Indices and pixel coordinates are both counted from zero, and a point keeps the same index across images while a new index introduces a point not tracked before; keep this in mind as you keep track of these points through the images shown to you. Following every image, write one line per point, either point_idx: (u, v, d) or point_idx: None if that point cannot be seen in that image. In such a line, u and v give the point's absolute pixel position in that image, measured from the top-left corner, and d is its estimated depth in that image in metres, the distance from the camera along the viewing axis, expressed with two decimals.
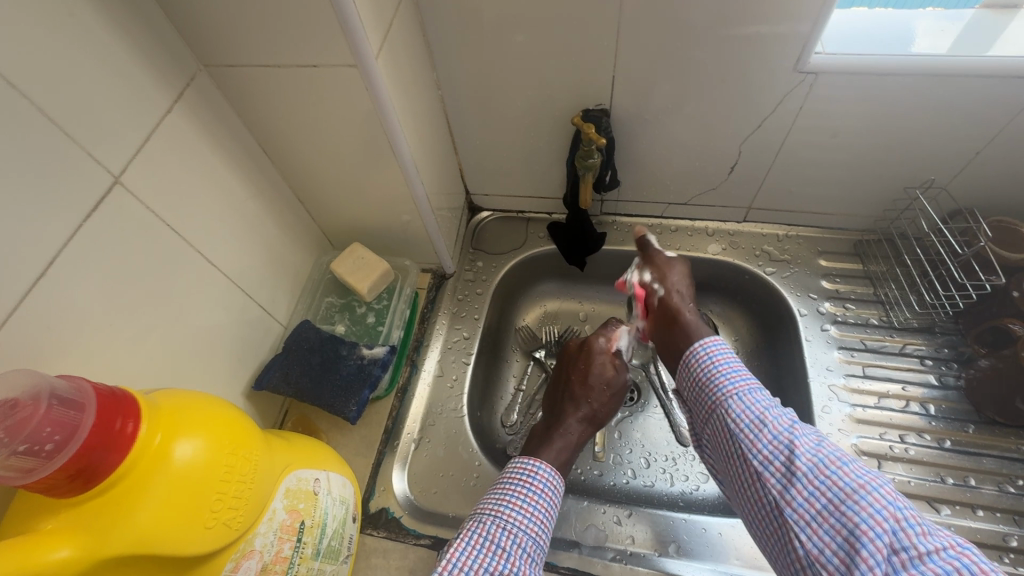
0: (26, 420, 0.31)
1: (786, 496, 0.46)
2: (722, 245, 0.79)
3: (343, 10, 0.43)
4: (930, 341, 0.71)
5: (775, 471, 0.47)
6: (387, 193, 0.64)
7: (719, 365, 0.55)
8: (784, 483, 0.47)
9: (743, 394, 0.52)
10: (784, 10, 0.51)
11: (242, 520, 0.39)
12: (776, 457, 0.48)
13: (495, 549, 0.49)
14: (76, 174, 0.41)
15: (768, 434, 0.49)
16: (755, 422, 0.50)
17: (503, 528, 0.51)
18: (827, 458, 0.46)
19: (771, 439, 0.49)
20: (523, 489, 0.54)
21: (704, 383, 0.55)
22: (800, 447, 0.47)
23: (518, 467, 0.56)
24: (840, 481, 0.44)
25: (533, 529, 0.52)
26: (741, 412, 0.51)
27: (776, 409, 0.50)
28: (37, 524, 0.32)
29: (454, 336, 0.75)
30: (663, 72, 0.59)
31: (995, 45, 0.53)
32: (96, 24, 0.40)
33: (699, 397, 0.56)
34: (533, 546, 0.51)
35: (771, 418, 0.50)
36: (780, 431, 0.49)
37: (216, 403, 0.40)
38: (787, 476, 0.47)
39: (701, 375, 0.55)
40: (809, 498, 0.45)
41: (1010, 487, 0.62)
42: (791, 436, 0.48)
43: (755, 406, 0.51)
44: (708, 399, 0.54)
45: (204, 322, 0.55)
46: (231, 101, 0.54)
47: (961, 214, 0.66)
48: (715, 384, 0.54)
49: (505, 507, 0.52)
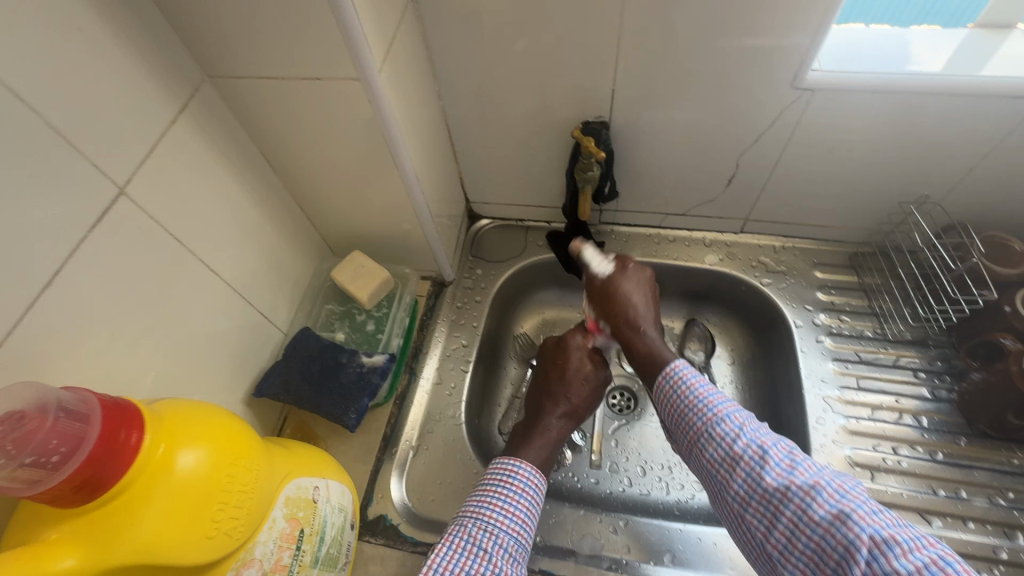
0: (34, 431, 0.31)
1: (771, 539, 0.47)
2: (719, 255, 0.79)
3: (348, 25, 0.44)
4: (923, 353, 0.72)
5: (755, 512, 0.49)
6: (388, 202, 0.65)
7: (685, 399, 0.56)
8: (767, 524, 0.48)
9: (714, 428, 0.53)
10: (781, 27, 0.51)
11: (243, 529, 0.40)
12: (752, 496, 0.49)
13: (477, 551, 0.50)
14: (81, 184, 0.41)
15: (741, 472, 0.50)
16: (727, 460, 0.51)
17: (484, 530, 0.51)
18: (801, 490, 0.46)
19: (745, 479, 0.50)
20: (504, 490, 0.54)
21: (679, 420, 0.56)
22: (772, 482, 0.48)
23: (499, 468, 0.57)
24: (816, 515, 0.44)
25: (515, 528, 0.52)
26: (714, 452, 0.52)
27: (746, 439, 0.51)
28: (41, 534, 0.33)
29: (453, 343, 0.76)
30: (662, 86, 0.60)
31: (988, 63, 0.54)
32: (103, 36, 0.41)
33: (677, 433, 0.57)
34: (515, 545, 0.52)
35: (742, 452, 0.51)
36: (752, 467, 0.50)
37: (218, 412, 0.41)
38: (767, 516, 0.48)
39: (674, 411, 0.57)
40: (791, 537, 0.46)
41: (1000, 500, 0.63)
42: (763, 471, 0.49)
43: (725, 441, 0.52)
44: (686, 436, 0.56)
45: (206, 329, 0.55)
46: (235, 111, 0.55)
47: (954, 229, 0.67)
48: (689, 421, 0.55)
49: (486, 508, 0.53)
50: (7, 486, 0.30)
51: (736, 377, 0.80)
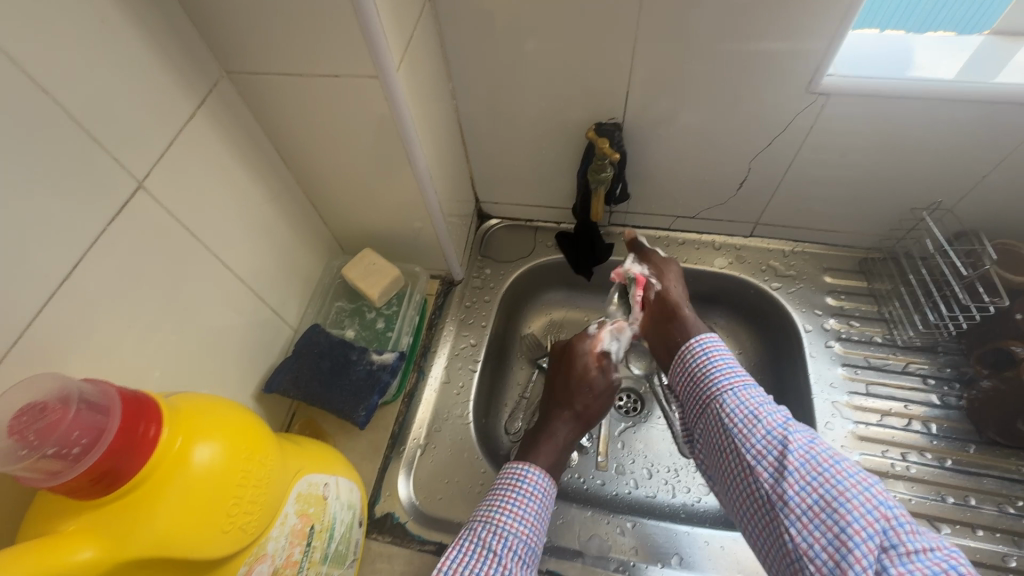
0: (55, 423, 0.32)
1: (778, 489, 0.48)
2: (728, 259, 0.79)
3: (368, 23, 0.44)
4: (932, 360, 0.72)
5: (768, 465, 0.49)
6: (401, 200, 0.65)
7: (714, 361, 0.58)
8: (776, 477, 0.48)
9: (738, 388, 0.54)
10: (799, 31, 0.51)
11: (256, 525, 0.40)
12: (769, 452, 0.50)
13: (486, 553, 0.50)
14: (101, 177, 0.41)
15: (762, 428, 0.51)
16: (748, 417, 0.52)
17: (494, 533, 0.51)
18: (822, 455, 0.47)
19: (765, 435, 0.50)
20: (513, 494, 0.55)
21: (704, 377, 0.57)
22: (793, 443, 0.49)
23: (508, 474, 0.57)
24: (832, 478, 0.46)
25: (525, 531, 0.53)
26: (735, 407, 0.53)
27: (771, 405, 0.52)
28: (58, 525, 0.33)
29: (461, 342, 0.76)
30: (677, 89, 0.60)
31: (1002, 71, 0.54)
32: (125, 30, 0.41)
33: (697, 390, 0.58)
34: (525, 548, 0.52)
35: (766, 414, 0.52)
36: (773, 426, 0.51)
37: (233, 408, 0.41)
38: (779, 470, 0.48)
39: (701, 370, 0.58)
40: (800, 492, 0.47)
41: (1009, 508, 0.63)
42: (786, 432, 0.50)
43: (749, 401, 0.53)
44: (706, 392, 0.56)
45: (218, 324, 0.55)
46: (251, 107, 0.55)
47: (966, 236, 0.67)
48: (713, 380, 0.56)
49: (496, 512, 0.53)
50: (27, 476, 0.31)
51: None
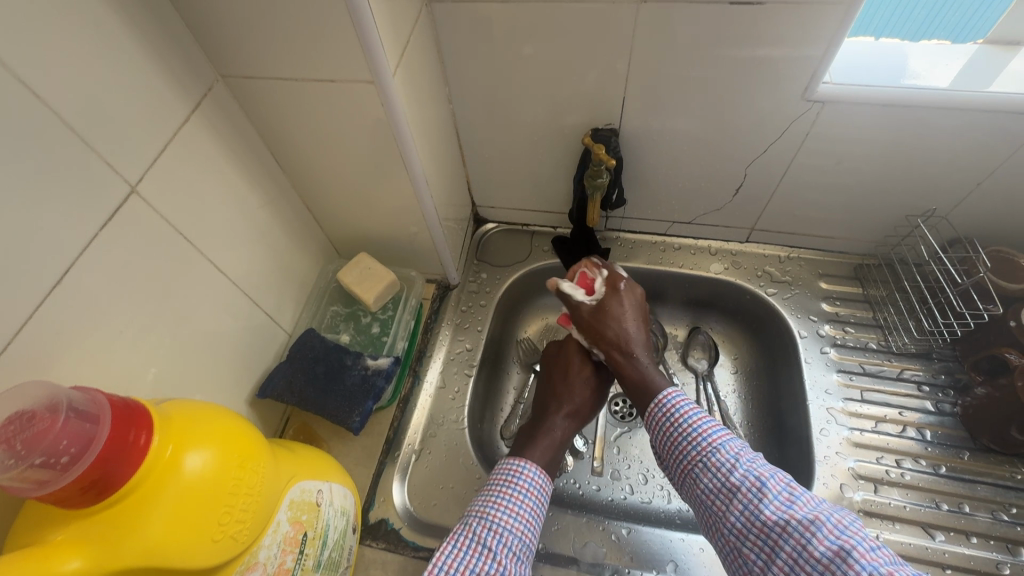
0: (44, 431, 0.31)
1: (769, 574, 0.47)
2: (724, 264, 0.79)
3: (363, 29, 0.43)
4: (927, 366, 0.72)
5: (753, 545, 0.48)
6: (397, 205, 0.65)
7: (680, 427, 0.56)
8: (765, 558, 0.47)
9: (708, 458, 0.53)
10: (796, 38, 0.51)
11: (248, 532, 0.40)
12: (750, 530, 0.48)
13: (481, 549, 0.50)
14: (94, 181, 0.41)
15: (738, 504, 0.49)
16: (723, 491, 0.51)
17: (488, 529, 0.51)
18: (801, 524, 0.45)
19: (742, 510, 0.49)
20: (508, 490, 0.54)
21: (671, 447, 0.56)
22: (771, 517, 0.47)
23: (504, 469, 0.57)
24: (816, 552, 0.44)
25: (520, 528, 0.52)
26: (709, 482, 0.52)
27: (743, 469, 0.51)
28: (47, 535, 0.33)
29: (457, 347, 0.76)
30: (673, 95, 0.60)
31: (996, 79, 0.54)
32: (118, 33, 0.41)
33: (671, 461, 0.56)
34: (520, 544, 0.51)
35: (739, 483, 0.50)
36: (750, 498, 0.49)
37: (225, 414, 0.41)
38: (765, 550, 0.47)
39: (667, 438, 0.56)
40: (790, 574, 0.45)
41: (1003, 515, 0.63)
42: (762, 503, 0.48)
43: (721, 472, 0.51)
44: (680, 464, 0.55)
45: (211, 329, 0.55)
46: (246, 111, 0.55)
47: (961, 243, 0.67)
48: (682, 449, 0.55)
49: (491, 508, 0.53)
50: (14, 486, 0.30)
51: (739, 387, 0.80)
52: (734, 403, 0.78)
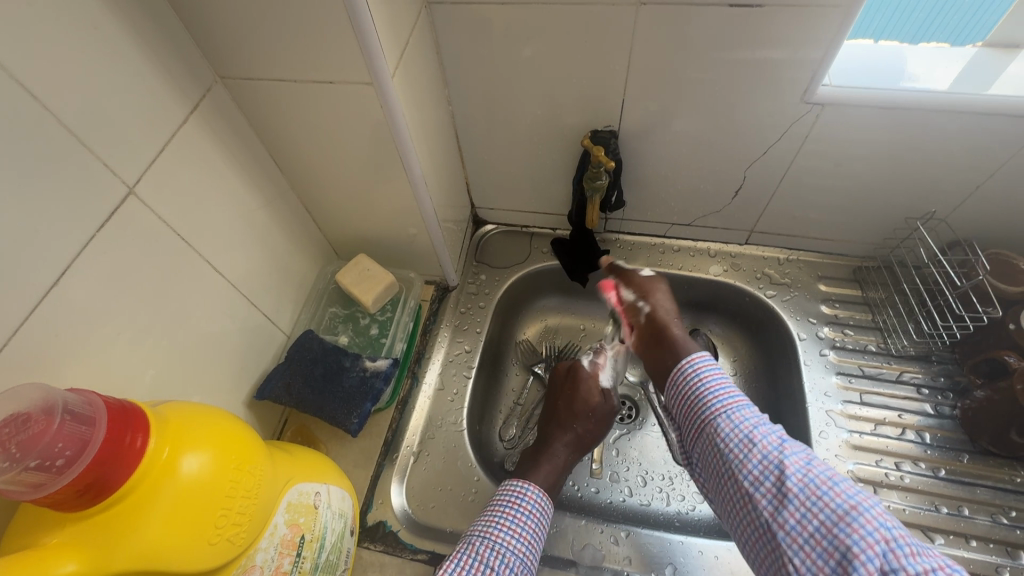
0: (39, 434, 0.31)
1: (778, 519, 0.46)
2: (723, 266, 0.79)
3: (363, 30, 0.43)
4: (926, 369, 0.72)
5: (766, 492, 0.48)
6: (395, 207, 0.65)
7: (707, 381, 0.55)
8: (776, 505, 0.47)
9: (734, 411, 0.53)
10: (795, 40, 0.51)
11: (245, 535, 0.39)
12: (766, 478, 0.48)
13: (482, 568, 0.50)
14: (91, 182, 0.41)
15: (758, 454, 0.49)
16: (744, 441, 0.50)
17: (490, 548, 0.51)
18: (819, 478, 0.46)
19: (761, 460, 0.49)
20: (511, 510, 0.55)
21: (694, 396, 0.55)
22: (790, 467, 0.47)
23: (507, 490, 0.57)
24: (831, 503, 0.44)
25: (521, 549, 0.52)
26: (730, 431, 0.52)
27: (766, 428, 0.51)
28: (41, 538, 0.33)
29: (456, 349, 0.76)
30: (672, 97, 0.60)
31: (995, 82, 0.54)
32: (117, 34, 0.41)
33: (689, 410, 0.56)
34: (521, 566, 0.51)
35: (761, 437, 0.50)
36: (769, 450, 0.49)
37: (223, 417, 0.41)
38: (777, 497, 0.47)
39: (691, 387, 0.56)
40: (800, 520, 0.45)
41: (1003, 518, 0.63)
42: (781, 455, 0.49)
43: (744, 424, 0.51)
44: (699, 413, 0.55)
45: (210, 331, 0.55)
46: (245, 112, 0.55)
47: (960, 245, 0.67)
48: (705, 400, 0.55)
49: (493, 527, 0.53)
50: (10, 489, 0.30)
51: (739, 389, 0.79)
52: None
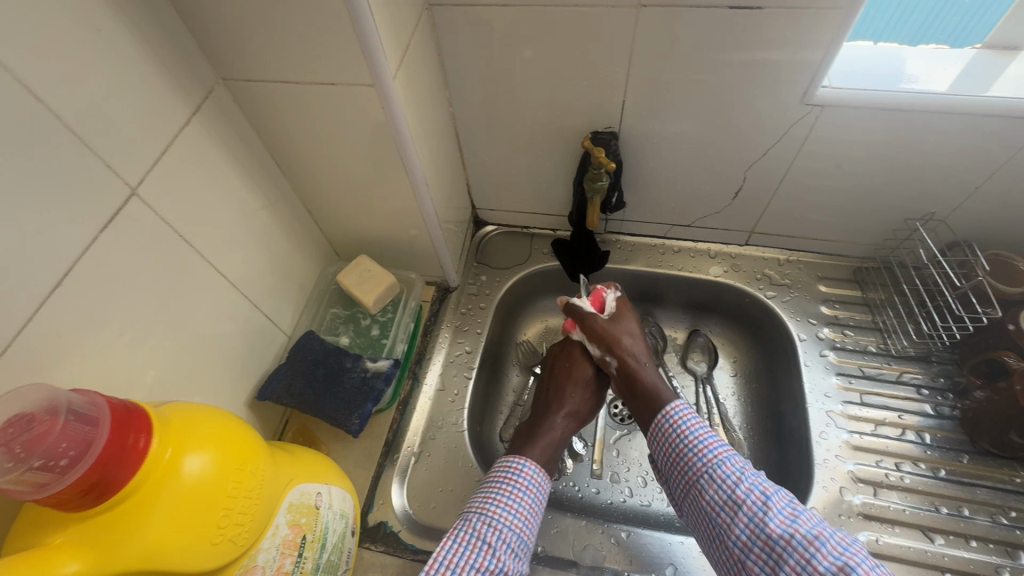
0: (43, 435, 0.31)
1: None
2: (723, 267, 0.80)
3: (364, 32, 0.44)
4: (926, 369, 0.72)
5: (757, 558, 0.49)
6: (396, 208, 0.65)
7: (684, 438, 0.57)
8: (769, 570, 0.48)
9: (714, 470, 0.54)
10: (794, 42, 0.51)
11: (247, 535, 0.40)
12: (755, 543, 0.49)
13: (480, 544, 0.50)
14: (94, 184, 0.41)
15: (744, 516, 0.50)
16: (729, 503, 0.51)
17: (488, 524, 0.51)
18: (805, 539, 0.47)
19: (747, 523, 0.50)
20: (508, 487, 0.55)
21: (674, 459, 0.57)
22: (776, 529, 0.48)
23: (503, 467, 0.57)
24: (819, 566, 0.45)
25: (519, 524, 0.53)
26: (714, 494, 0.53)
27: (748, 484, 0.52)
28: (44, 538, 0.33)
29: (457, 349, 0.76)
30: (673, 98, 0.60)
31: (994, 84, 0.54)
32: (120, 36, 0.41)
33: (674, 472, 0.57)
34: (518, 541, 0.52)
35: (744, 497, 0.51)
36: (754, 511, 0.50)
37: (225, 417, 0.41)
38: (769, 563, 0.48)
39: (670, 450, 0.57)
40: None
41: (1003, 518, 0.63)
42: (766, 517, 0.49)
43: (727, 484, 0.52)
44: (683, 476, 0.56)
45: (211, 331, 0.55)
46: (247, 114, 0.55)
47: (959, 247, 0.67)
48: (686, 461, 0.56)
49: (490, 503, 0.53)
50: (14, 489, 0.30)
51: (739, 390, 0.80)
52: (733, 406, 0.78)
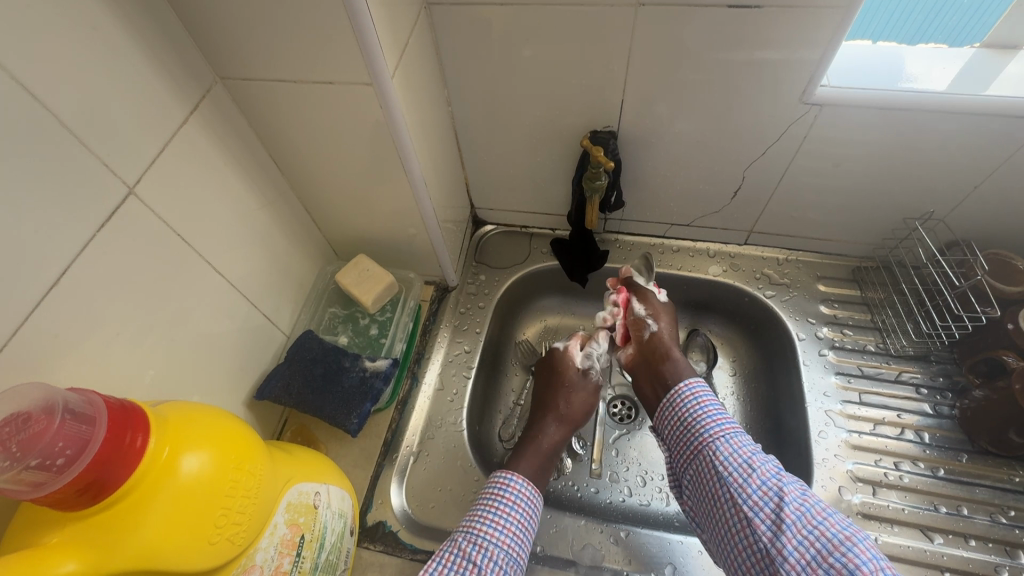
0: (40, 434, 0.31)
1: (777, 544, 0.48)
2: (722, 266, 0.80)
3: (362, 31, 0.44)
4: (925, 369, 0.72)
5: (765, 517, 0.50)
6: (395, 207, 0.65)
7: (704, 406, 0.59)
8: (774, 530, 0.49)
9: (732, 437, 0.56)
10: (793, 41, 0.51)
11: (245, 535, 0.40)
12: (765, 504, 0.50)
13: (466, 565, 0.50)
14: (92, 183, 0.41)
15: (757, 480, 0.52)
16: (744, 467, 0.53)
17: (473, 543, 0.52)
18: (814, 507, 0.49)
19: (761, 485, 0.52)
20: (495, 503, 0.55)
21: (692, 421, 0.58)
22: (788, 495, 0.50)
23: (491, 483, 0.57)
24: (827, 531, 0.47)
25: (506, 541, 0.52)
26: (729, 455, 0.54)
27: (763, 455, 0.54)
28: (40, 538, 0.33)
29: (456, 349, 0.76)
30: (671, 97, 0.60)
31: (993, 83, 0.54)
32: (117, 35, 0.41)
33: (687, 435, 0.58)
34: (507, 558, 0.52)
35: (759, 464, 0.53)
36: (767, 477, 0.52)
37: (222, 416, 0.41)
38: (776, 523, 0.49)
39: (690, 413, 0.59)
40: (798, 546, 0.47)
41: (1002, 518, 0.63)
42: (779, 483, 0.51)
43: (743, 449, 0.54)
44: (697, 438, 0.57)
45: (209, 331, 0.55)
46: (245, 113, 0.55)
47: (959, 246, 0.67)
48: (704, 424, 0.58)
49: (477, 522, 0.54)
50: (11, 488, 0.30)
51: (738, 389, 0.80)
52: (732, 405, 0.78)
